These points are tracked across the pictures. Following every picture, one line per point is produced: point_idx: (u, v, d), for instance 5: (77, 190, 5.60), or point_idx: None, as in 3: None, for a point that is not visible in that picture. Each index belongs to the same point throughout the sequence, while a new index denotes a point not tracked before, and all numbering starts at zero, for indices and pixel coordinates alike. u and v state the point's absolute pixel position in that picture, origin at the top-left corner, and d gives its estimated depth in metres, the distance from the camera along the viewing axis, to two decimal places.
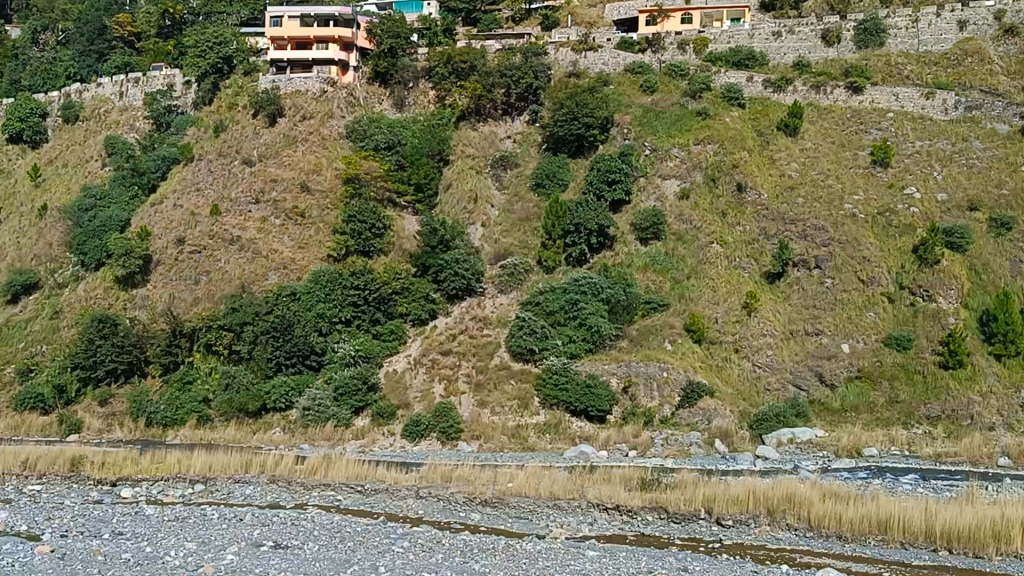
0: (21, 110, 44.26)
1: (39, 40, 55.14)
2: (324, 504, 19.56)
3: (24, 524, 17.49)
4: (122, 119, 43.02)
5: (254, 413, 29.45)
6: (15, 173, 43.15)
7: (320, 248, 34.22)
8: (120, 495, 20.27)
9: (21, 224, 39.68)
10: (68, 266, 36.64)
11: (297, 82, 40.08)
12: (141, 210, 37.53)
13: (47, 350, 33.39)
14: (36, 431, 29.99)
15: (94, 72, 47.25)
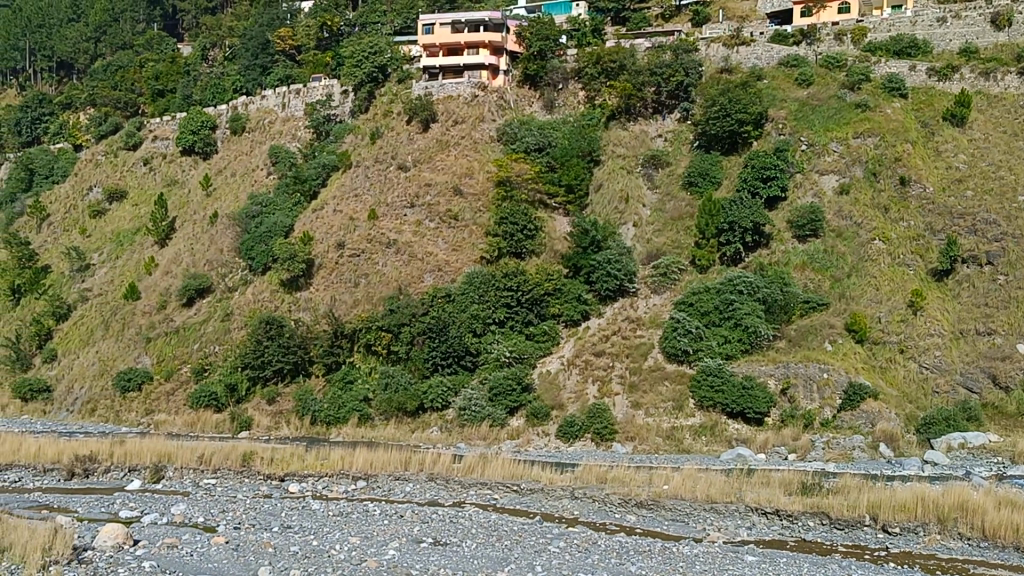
0: (193, 123, 46.69)
1: (209, 56, 58.05)
2: (482, 502, 19.88)
3: (201, 515, 18.47)
4: (285, 129, 44.81)
5: (412, 412, 30.21)
6: (189, 183, 45.58)
7: (474, 250, 34.77)
8: (288, 490, 21.15)
9: (194, 231, 41.88)
10: (237, 270, 38.43)
11: (449, 87, 40.85)
12: (303, 215, 39.04)
13: (220, 351, 35.15)
14: (211, 428, 31.68)
15: (259, 85, 49.36)
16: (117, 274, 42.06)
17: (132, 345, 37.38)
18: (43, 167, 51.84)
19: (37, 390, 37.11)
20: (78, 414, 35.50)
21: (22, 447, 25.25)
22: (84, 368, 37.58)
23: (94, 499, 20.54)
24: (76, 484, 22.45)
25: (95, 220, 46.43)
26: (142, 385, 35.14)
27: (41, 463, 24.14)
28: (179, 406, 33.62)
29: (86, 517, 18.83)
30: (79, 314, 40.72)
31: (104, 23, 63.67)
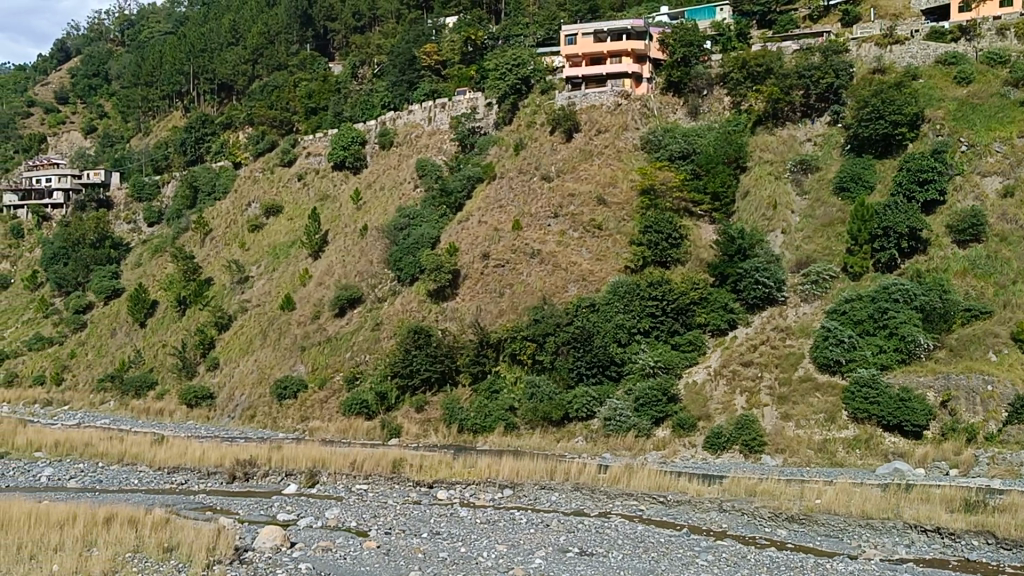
0: (344, 139, 48.23)
1: (358, 74, 59.94)
2: (628, 513, 19.70)
3: (354, 520, 19.02)
4: (432, 143, 45.76)
5: (558, 422, 30.33)
6: (341, 197, 47.04)
7: (618, 259, 34.66)
8: (436, 496, 21.55)
9: (346, 243, 43.22)
10: (386, 281, 39.43)
11: (592, 97, 40.91)
12: (449, 227, 39.80)
13: (370, 360, 36.15)
14: (362, 435, 32.63)
15: (406, 100, 50.53)
16: (274, 285, 43.81)
17: (288, 354, 38.85)
18: (205, 185, 54.57)
19: (201, 396, 39.03)
20: (239, 419, 37.12)
21: (188, 451, 26.65)
22: (244, 376, 39.27)
23: (253, 501, 21.47)
24: (237, 486, 23.49)
25: (253, 234, 48.51)
26: (298, 392, 36.43)
27: (205, 466, 25.42)
28: (332, 414, 34.73)
29: (246, 519, 19.69)
30: (239, 324, 42.63)
31: (261, 45, 66.41)
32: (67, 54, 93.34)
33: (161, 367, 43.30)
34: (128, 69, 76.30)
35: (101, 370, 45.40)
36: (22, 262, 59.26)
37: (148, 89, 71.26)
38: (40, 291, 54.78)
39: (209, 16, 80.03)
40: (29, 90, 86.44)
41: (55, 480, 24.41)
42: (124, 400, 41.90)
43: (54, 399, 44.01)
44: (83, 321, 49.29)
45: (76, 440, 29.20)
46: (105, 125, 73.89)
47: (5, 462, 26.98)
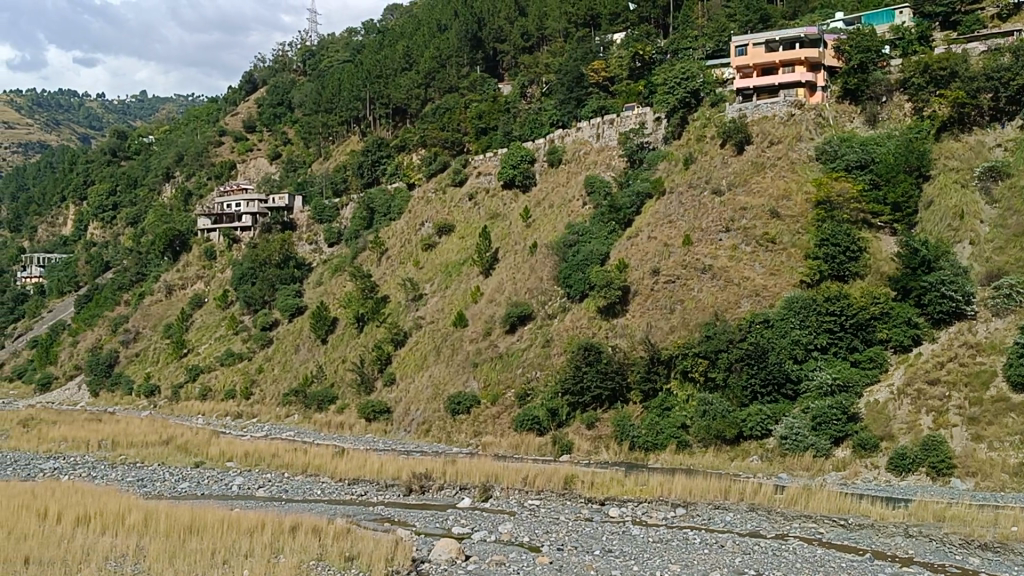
0: (513, 158, 48.88)
1: (526, 93, 60.72)
2: (806, 535, 19.03)
3: (527, 535, 19.20)
4: (600, 160, 45.84)
5: (732, 440, 29.81)
6: (511, 215, 47.70)
7: (792, 273, 33.70)
8: (608, 514, 21.47)
9: (516, 260, 43.79)
10: (556, 297, 39.71)
11: (764, 108, 39.97)
12: (619, 243, 39.78)
13: (541, 376, 36.46)
14: (534, 450, 32.95)
15: (574, 117, 50.73)
16: (447, 302, 44.84)
17: (461, 370, 39.63)
18: (382, 206, 56.62)
19: (379, 410, 40.36)
20: (414, 433, 38.16)
21: (367, 464, 27.65)
22: (419, 391, 40.33)
23: (429, 514, 22.02)
24: (413, 499, 24.12)
25: (427, 253, 49.85)
26: (471, 408, 37.10)
27: (383, 479, 26.27)
28: (504, 429, 35.23)
29: (422, 531, 20.19)
30: (414, 340, 43.85)
31: (433, 69, 68.15)
32: (254, 85, 98.38)
33: (341, 382, 44.97)
34: (310, 97, 79.78)
35: (286, 384, 47.58)
36: (215, 282, 62.92)
37: (328, 115, 74.35)
38: (231, 309, 58.06)
39: (384, 43, 82.79)
40: (221, 120, 91.71)
41: (245, 489, 25.77)
42: (307, 413, 43.79)
43: (244, 412, 46.46)
44: (270, 338, 51.84)
45: (265, 451, 30.73)
46: (288, 151, 77.59)
47: (200, 471, 28.70)
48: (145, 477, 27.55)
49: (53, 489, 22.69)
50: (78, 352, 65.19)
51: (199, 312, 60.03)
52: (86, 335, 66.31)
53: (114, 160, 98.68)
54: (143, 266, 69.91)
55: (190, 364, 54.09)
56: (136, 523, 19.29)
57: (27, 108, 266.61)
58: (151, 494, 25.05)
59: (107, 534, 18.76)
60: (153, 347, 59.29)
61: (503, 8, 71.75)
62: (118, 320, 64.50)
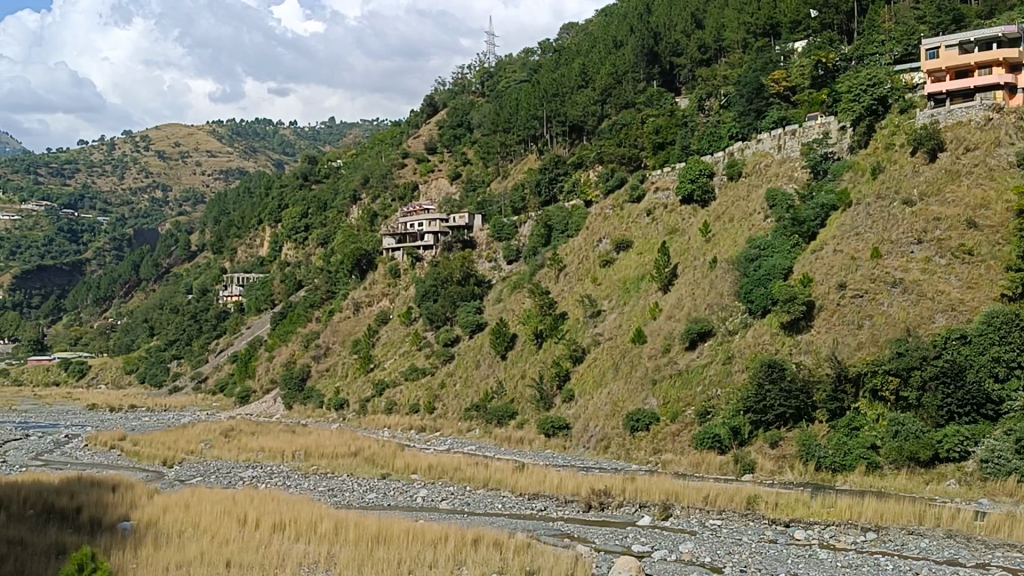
0: (692, 172, 48.29)
1: (705, 106, 59.91)
2: (1011, 566, 17.87)
3: (708, 555, 18.87)
4: (782, 171, 44.73)
5: (926, 462, 28.33)
6: (690, 230, 47.10)
7: (992, 287, 31.74)
8: (793, 536, 20.81)
9: (695, 276, 43.16)
10: (737, 313, 38.88)
11: (958, 113, 38.03)
12: (803, 257, 38.63)
13: (722, 393, 35.72)
14: (715, 469, 32.33)
15: (754, 129, 49.71)
16: (625, 318, 44.73)
17: (640, 387, 39.34)
18: (559, 224, 57.19)
19: (558, 426, 40.68)
20: (594, 450, 38.20)
21: (547, 479, 27.89)
22: (598, 408, 40.32)
23: (609, 531, 21.96)
24: (592, 516, 24.09)
25: (604, 269, 49.90)
26: (650, 425, 36.79)
27: (562, 495, 26.41)
28: (685, 447, 34.77)
29: (602, 547, 20.16)
30: (593, 357, 43.88)
31: (609, 85, 68.06)
32: (435, 107, 101.09)
33: (521, 398, 45.55)
34: (488, 117, 81.33)
35: (468, 400, 48.54)
36: (399, 299, 65.02)
37: (506, 135, 75.69)
38: (414, 326, 59.87)
39: (561, 62, 83.58)
40: (404, 143, 94.81)
41: (429, 501, 26.42)
42: (488, 428, 44.54)
43: (427, 425, 47.65)
44: (452, 353, 53.12)
45: (447, 464, 31.48)
46: (468, 171, 79.45)
47: (386, 482, 29.66)
48: (335, 487, 28.74)
49: (252, 496, 24.01)
50: (273, 366, 68.71)
51: (385, 329, 62.14)
52: (280, 351, 69.78)
53: (306, 184, 103.62)
54: (332, 284, 73.11)
55: (376, 379, 56.05)
56: (327, 531, 20.12)
57: (227, 137, 283.67)
58: (342, 503, 26.10)
59: (301, 541, 19.67)
60: (342, 363, 61.77)
61: (680, 21, 71.20)
62: (310, 336, 67.60)
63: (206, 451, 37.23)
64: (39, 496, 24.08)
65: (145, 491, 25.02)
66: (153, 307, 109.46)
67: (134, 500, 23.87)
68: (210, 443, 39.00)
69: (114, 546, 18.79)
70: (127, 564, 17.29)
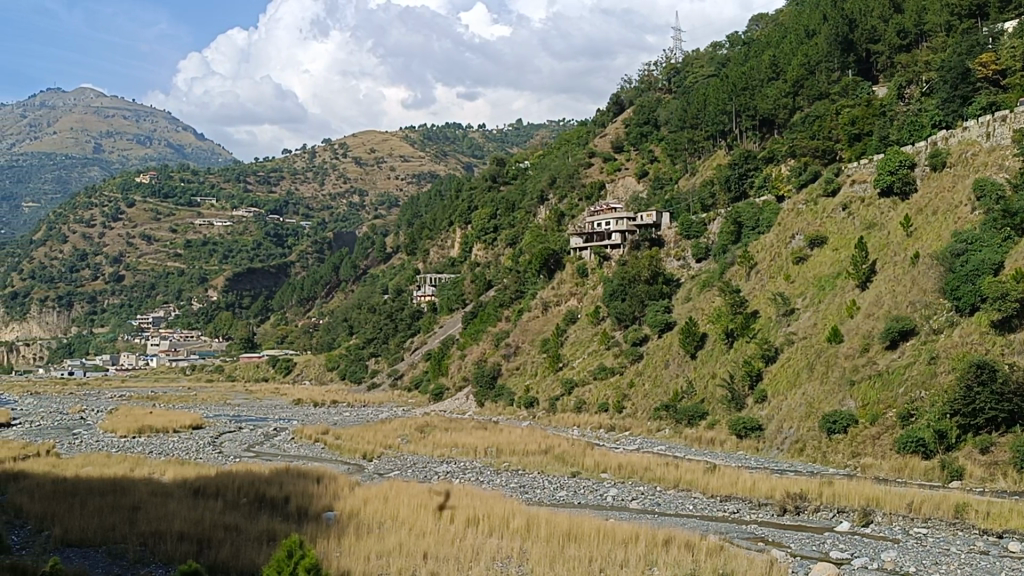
0: (891, 164, 46.10)
1: (904, 94, 57.26)
2: None
3: (913, 565, 18.00)
4: (991, 160, 42.00)
5: None
6: (889, 225, 45.00)
7: None
8: (1006, 548, 19.58)
9: (896, 273, 41.13)
10: (942, 311, 36.85)
11: None
12: (1016, 251, 36.09)
13: (926, 395, 33.88)
14: (919, 475, 30.83)
15: (959, 117, 47.01)
16: (821, 317, 43.18)
17: (836, 389, 37.91)
18: (750, 221, 56.00)
19: (750, 427, 39.87)
20: (788, 452, 37.17)
21: (740, 481, 27.33)
22: (792, 409, 39.17)
23: (805, 536, 21.31)
24: (788, 520, 23.44)
25: (798, 266, 48.41)
26: (848, 427, 35.39)
27: (756, 498, 25.78)
28: (886, 451, 33.34)
29: (798, 553, 19.59)
30: (786, 357, 42.59)
31: (802, 77, 65.64)
32: (621, 106, 100.80)
33: (711, 399, 44.88)
34: (675, 114, 80.30)
35: (657, 399, 48.21)
36: (587, 298, 65.25)
37: (694, 131, 74.66)
38: (602, 325, 60.00)
39: (750, 55, 81.48)
40: (590, 142, 94.96)
41: (618, 500, 26.39)
42: (678, 428, 44.07)
43: (616, 425, 47.61)
44: (640, 353, 52.87)
45: (637, 463, 31.36)
46: (656, 169, 78.91)
47: (577, 481, 29.81)
48: (526, 484, 29.14)
49: (447, 491, 24.66)
50: (465, 365, 70.38)
51: (573, 328, 62.52)
52: (471, 349, 71.37)
53: (494, 186, 105.51)
54: (521, 285, 74.24)
55: (565, 378, 56.44)
56: (520, 527, 20.44)
57: (418, 141, 292.28)
58: (533, 500, 26.43)
59: (494, 536, 20.06)
60: (532, 362, 62.52)
61: (877, 6, 68.10)
62: (499, 335, 68.78)
63: (403, 446, 38.49)
64: (252, 485, 25.64)
65: (347, 483, 26.17)
66: (352, 307, 114.34)
67: (338, 491, 25.04)
68: (406, 438, 40.40)
69: (319, 534, 19.75)
70: (332, 552, 18.17)
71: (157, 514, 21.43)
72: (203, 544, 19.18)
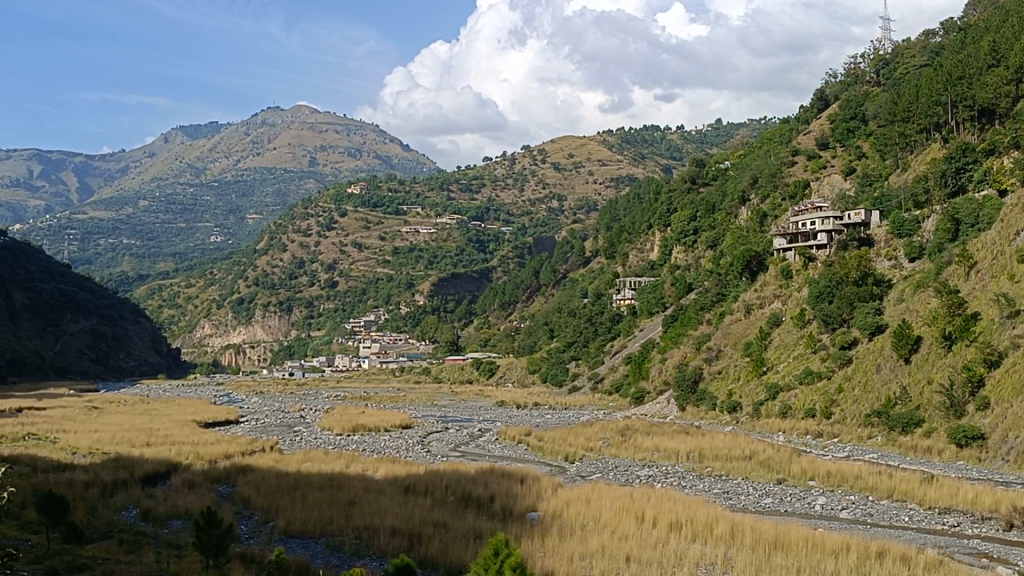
0: None
1: None
2: None
3: None
4: None
5: None
6: None
7: None
8: None
9: None
10: None
11: None
12: None
13: None
14: None
15: None
16: None
17: None
18: (968, 217, 52.84)
19: (972, 437, 37.73)
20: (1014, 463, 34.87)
21: (960, 493, 25.82)
22: (1019, 417, 36.47)
23: None
24: (1013, 536, 21.95)
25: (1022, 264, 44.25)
26: None
27: (980, 511, 24.30)
28: None
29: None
30: (1011, 362, 39.25)
31: None
32: (826, 102, 97.35)
33: (928, 405, 42.65)
34: (884, 107, 76.71)
35: (868, 406, 46.30)
36: (792, 301, 63.33)
37: (905, 124, 71.09)
38: (808, 328, 58.14)
39: (967, 41, 76.71)
40: (793, 141, 92.09)
41: (828, 509, 25.51)
42: (891, 436, 42.26)
43: (824, 431, 46.03)
44: (849, 357, 50.82)
45: (848, 471, 30.19)
46: (864, 165, 75.70)
47: (783, 488, 29.01)
48: (730, 491, 28.59)
49: (648, 494, 24.61)
50: (666, 368, 69.80)
51: (778, 331, 60.84)
52: (673, 352, 70.73)
53: (693, 187, 103.91)
54: (723, 287, 73.01)
55: (770, 383, 55.01)
56: (724, 534, 20.13)
57: (617, 145, 292.23)
58: (738, 507, 25.94)
59: (697, 541, 19.86)
60: (734, 365, 61.22)
61: None
62: (701, 339, 67.86)
63: (604, 449, 38.61)
64: (458, 484, 26.42)
65: (550, 484, 26.55)
66: (553, 311, 115.69)
67: (540, 492, 25.44)
68: (607, 441, 40.53)
69: (524, 534, 20.14)
70: (536, 552, 18.51)
71: (371, 510, 22.44)
72: (414, 539, 19.95)
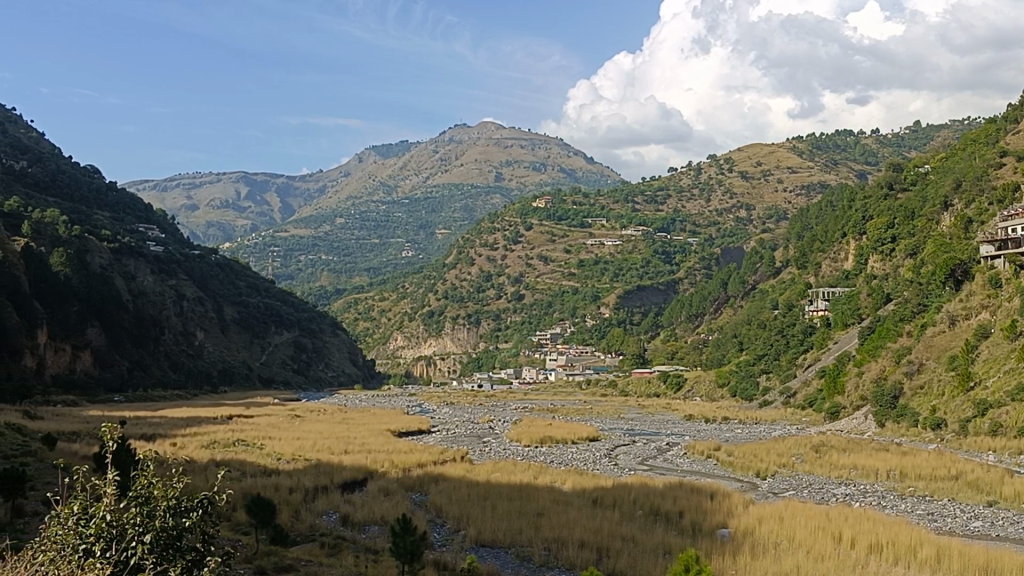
0: None
1: None
2: None
3: None
4: None
5: None
6: None
7: None
8: None
9: None
10: None
11: None
12: None
13: None
14: None
15: None
16: None
17: None
18: None
19: None
20: None
21: None
22: None
23: None
24: None
25: None
26: None
27: None
28: None
29: None
30: None
31: None
32: None
33: None
34: None
35: None
36: (1002, 311, 59.42)
37: None
38: (1020, 341, 54.49)
39: None
40: (1001, 141, 86.70)
41: None
42: None
43: None
44: None
45: None
46: None
47: (994, 511, 27.25)
48: (935, 512, 27.05)
49: (846, 514, 23.64)
50: (863, 383, 66.96)
51: (986, 343, 57.28)
52: (869, 366, 67.84)
53: (891, 193, 99.19)
54: (924, 298, 69.55)
55: (978, 399, 51.74)
56: (929, 557, 19.09)
57: (808, 150, 283.20)
58: (943, 529, 24.55)
59: (899, 565, 18.93)
60: (938, 380, 58.00)
61: None
62: (900, 352, 64.76)
63: (798, 465, 37.37)
64: (647, 498, 26.14)
65: (741, 501, 25.93)
66: (743, 322, 113.23)
67: (731, 508, 24.86)
68: (801, 457, 39.18)
69: (714, 550, 19.77)
70: (728, 570, 18.12)
71: (560, 521, 22.58)
72: (602, 552, 19.91)
